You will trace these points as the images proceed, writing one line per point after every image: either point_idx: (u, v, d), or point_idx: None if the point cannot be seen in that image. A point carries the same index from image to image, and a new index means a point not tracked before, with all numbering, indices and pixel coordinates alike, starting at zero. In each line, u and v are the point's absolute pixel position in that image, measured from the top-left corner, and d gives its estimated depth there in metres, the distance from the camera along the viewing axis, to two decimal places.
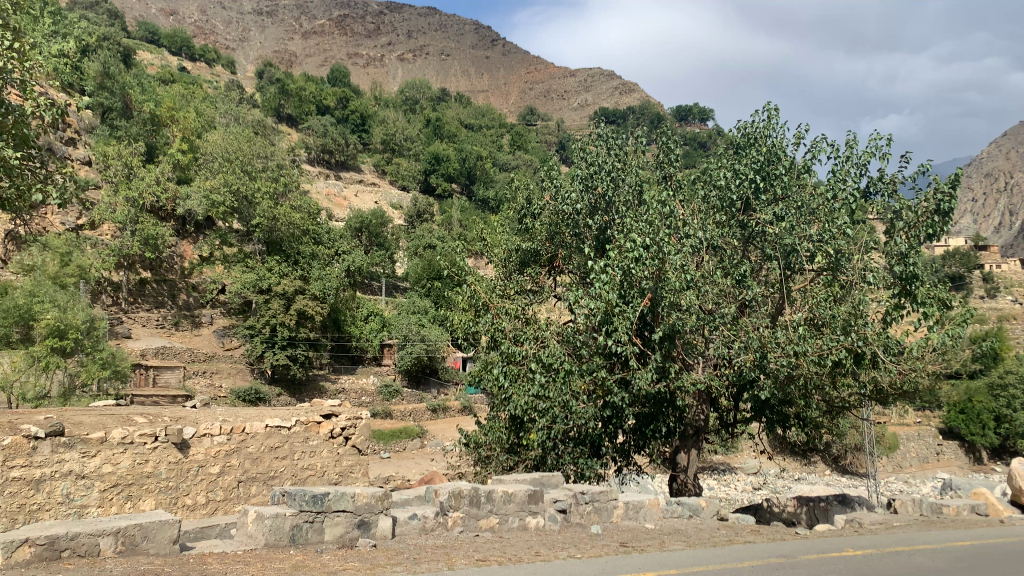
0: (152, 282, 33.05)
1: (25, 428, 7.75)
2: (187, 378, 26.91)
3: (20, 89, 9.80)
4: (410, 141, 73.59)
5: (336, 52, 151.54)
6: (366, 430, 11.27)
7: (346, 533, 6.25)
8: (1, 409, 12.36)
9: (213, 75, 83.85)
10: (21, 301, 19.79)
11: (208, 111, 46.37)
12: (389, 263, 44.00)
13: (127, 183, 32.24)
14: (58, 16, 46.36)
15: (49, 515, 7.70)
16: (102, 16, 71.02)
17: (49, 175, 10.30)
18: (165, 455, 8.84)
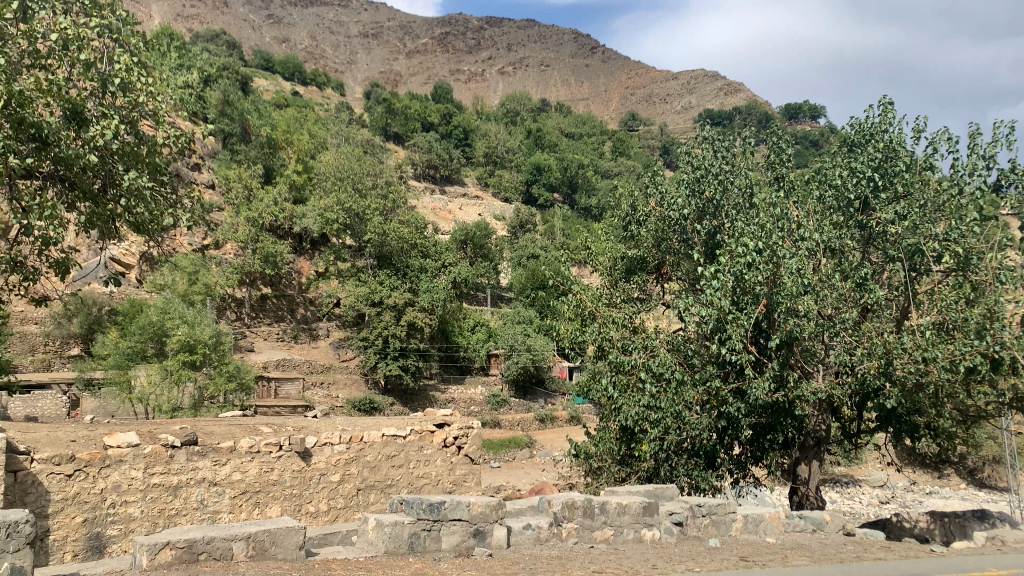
0: (273, 297, 34.72)
1: (163, 437, 8.26)
2: (306, 389, 28.11)
3: (153, 119, 10.54)
4: (512, 153, 74.37)
5: (438, 69, 154.93)
6: (478, 439, 11.31)
7: (462, 542, 6.32)
8: (142, 420, 13.24)
9: (323, 98, 87.44)
10: (155, 318, 21.21)
11: (319, 133, 48.35)
12: (494, 274, 44.56)
13: (247, 205, 34.05)
14: (183, 51, 49.52)
15: (186, 519, 8.18)
16: (222, 48, 75.32)
17: (180, 200, 11.00)
18: (290, 463, 9.21)
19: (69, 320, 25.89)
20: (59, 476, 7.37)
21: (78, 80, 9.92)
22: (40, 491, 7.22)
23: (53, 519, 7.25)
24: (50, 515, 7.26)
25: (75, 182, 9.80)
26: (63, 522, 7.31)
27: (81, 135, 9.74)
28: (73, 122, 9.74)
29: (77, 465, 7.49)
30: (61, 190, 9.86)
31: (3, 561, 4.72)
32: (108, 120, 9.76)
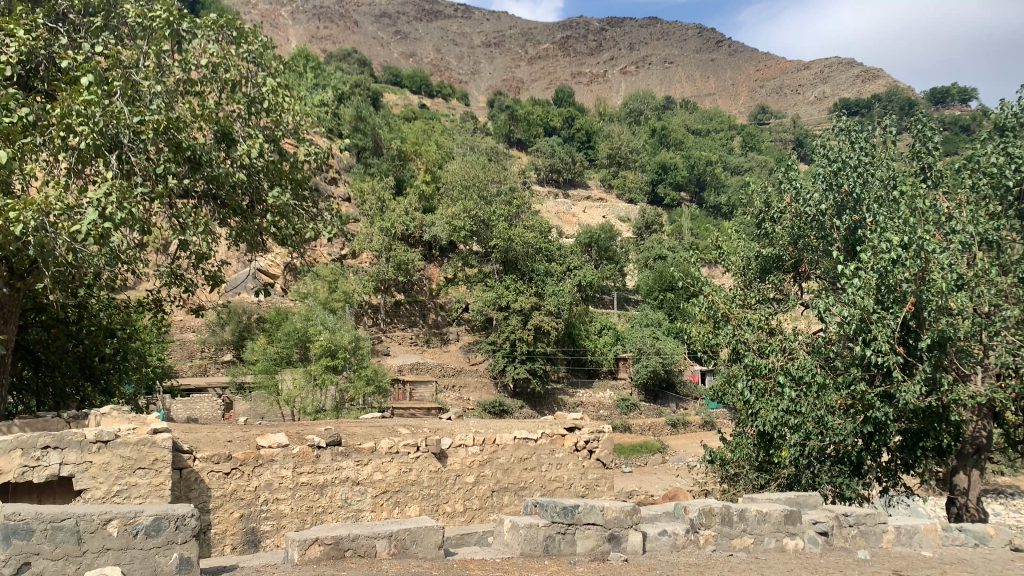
0: (406, 303, 35.91)
1: (309, 438, 8.69)
2: (438, 391, 28.96)
3: (294, 138, 11.15)
4: (637, 153, 73.51)
5: (559, 74, 155.52)
6: (608, 444, 11.21)
7: (598, 546, 6.31)
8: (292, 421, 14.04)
9: (449, 109, 89.78)
10: (299, 325, 22.38)
11: (446, 143, 49.63)
12: (621, 276, 44.20)
13: (380, 216, 35.46)
14: (319, 71, 52.15)
15: (332, 517, 8.57)
16: (354, 66, 78.79)
17: (320, 212, 11.57)
18: (427, 464, 9.45)
19: (222, 328, 27.74)
20: (218, 474, 7.90)
21: (228, 103, 10.67)
22: (202, 488, 7.78)
23: (214, 514, 7.80)
24: (211, 510, 7.80)
25: (226, 199, 10.54)
26: (223, 516, 7.86)
27: (231, 154, 10.46)
28: (223, 142, 10.48)
29: (234, 463, 8.01)
30: (214, 207, 10.60)
31: (173, 551, 5.21)
32: (254, 140, 10.45)
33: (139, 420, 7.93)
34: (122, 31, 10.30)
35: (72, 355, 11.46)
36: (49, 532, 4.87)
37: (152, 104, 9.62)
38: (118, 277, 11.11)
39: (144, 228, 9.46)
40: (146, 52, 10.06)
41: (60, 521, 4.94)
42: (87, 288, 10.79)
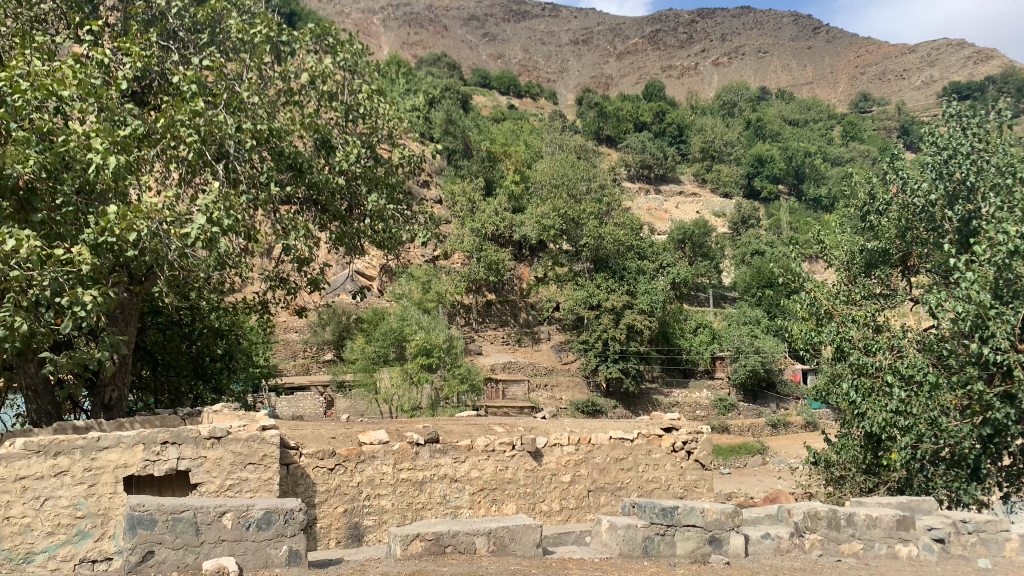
0: (497, 303, 36.23)
1: (408, 435, 8.86)
2: (531, 390, 29.21)
3: (389, 142, 11.40)
4: (731, 146, 71.77)
5: (649, 69, 153.52)
6: (707, 445, 10.97)
7: (698, 548, 6.21)
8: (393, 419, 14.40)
9: (538, 108, 90.00)
10: (395, 325, 22.92)
11: (535, 142, 49.76)
12: (716, 273, 43.27)
13: (471, 216, 35.94)
14: (411, 76, 53.21)
15: (431, 513, 8.73)
16: (444, 69, 80.03)
17: (414, 215, 11.79)
18: (523, 462, 9.48)
19: (323, 328, 28.73)
20: (322, 469, 8.17)
21: (325, 111, 11.02)
22: (308, 483, 8.07)
23: (320, 508, 8.10)
24: (317, 504, 8.11)
25: (326, 204, 10.89)
26: (327, 511, 8.13)
27: (329, 160, 10.80)
28: (322, 150, 10.84)
29: (337, 460, 8.27)
30: (314, 213, 10.96)
31: (282, 544, 5.68)
32: (351, 146, 10.76)
33: (248, 417, 8.28)
34: (226, 45, 10.79)
35: (186, 355, 12.08)
36: (170, 523, 5.42)
37: (255, 114, 10.04)
38: (227, 281, 11.66)
39: (250, 233, 9.88)
40: (248, 64, 10.50)
41: (179, 512, 5.48)
42: (199, 291, 11.37)
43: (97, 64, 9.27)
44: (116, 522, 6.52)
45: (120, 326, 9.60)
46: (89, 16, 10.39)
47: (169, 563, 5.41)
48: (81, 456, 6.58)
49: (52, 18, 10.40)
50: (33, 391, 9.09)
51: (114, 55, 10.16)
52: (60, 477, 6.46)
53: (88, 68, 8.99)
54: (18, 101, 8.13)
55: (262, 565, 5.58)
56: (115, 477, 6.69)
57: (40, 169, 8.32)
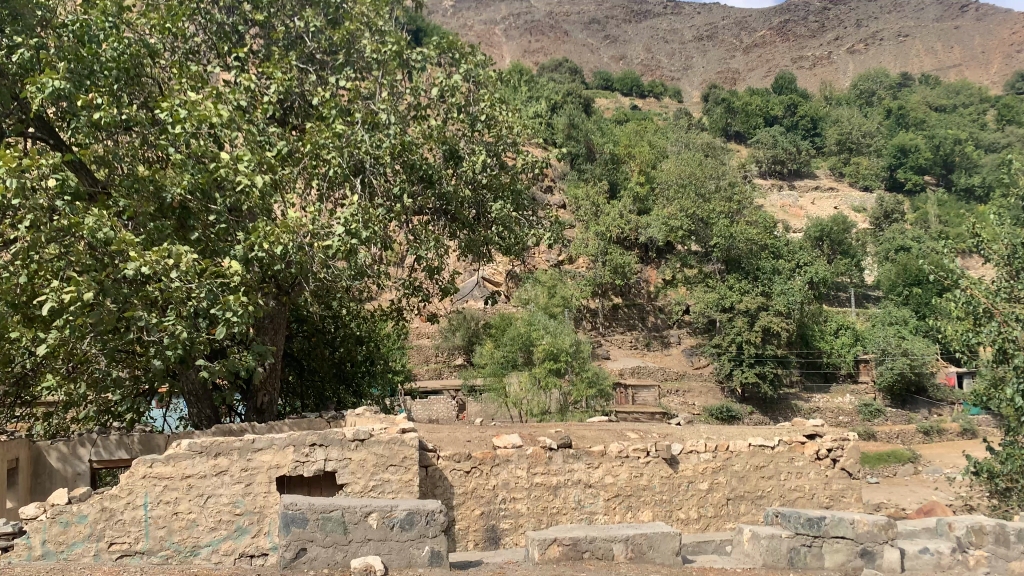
0: (624, 307, 36.00)
1: (542, 439, 8.88)
2: (663, 396, 29.05)
3: (513, 150, 11.48)
4: (870, 136, 67.89)
5: (777, 60, 147.93)
6: (855, 453, 10.34)
7: (847, 561, 6.52)
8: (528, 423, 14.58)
9: (662, 108, 88.63)
10: (523, 330, 23.19)
11: (660, 142, 48.95)
12: (857, 271, 41.10)
13: (596, 220, 35.82)
14: (533, 83, 53.73)
15: (566, 518, 8.76)
16: (565, 74, 80.22)
17: (541, 220, 11.83)
18: (658, 469, 9.32)
19: (453, 334, 29.60)
20: (459, 472, 8.37)
21: (452, 123, 11.24)
22: (446, 484, 8.30)
23: (458, 510, 8.33)
24: (455, 506, 8.34)
25: (455, 214, 11.16)
26: (465, 513, 8.36)
27: (457, 171, 11.04)
28: (450, 161, 11.06)
29: (473, 463, 8.42)
30: (445, 222, 11.26)
31: (425, 545, 5.96)
32: (478, 155, 10.94)
33: (389, 420, 8.57)
34: (360, 65, 11.29)
35: (329, 361, 12.71)
36: (320, 522, 5.85)
37: (387, 129, 10.41)
38: (364, 290, 12.15)
39: (386, 244, 10.26)
40: (381, 82, 10.97)
41: (329, 512, 5.88)
42: (338, 300, 11.91)
43: (244, 89, 9.84)
44: (270, 520, 6.98)
45: (269, 335, 10.21)
46: (237, 45, 11.13)
47: (320, 559, 5.84)
48: (238, 457, 7.06)
49: (203, 48, 11.14)
50: (194, 395, 9.87)
51: (259, 80, 10.79)
52: (221, 476, 6.99)
53: (237, 94, 9.58)
54: (177, 129, 8.81)
55: (405, 564, 5.91)
56: (269, 477, 7.09)
57: (197, 191, 8.99)
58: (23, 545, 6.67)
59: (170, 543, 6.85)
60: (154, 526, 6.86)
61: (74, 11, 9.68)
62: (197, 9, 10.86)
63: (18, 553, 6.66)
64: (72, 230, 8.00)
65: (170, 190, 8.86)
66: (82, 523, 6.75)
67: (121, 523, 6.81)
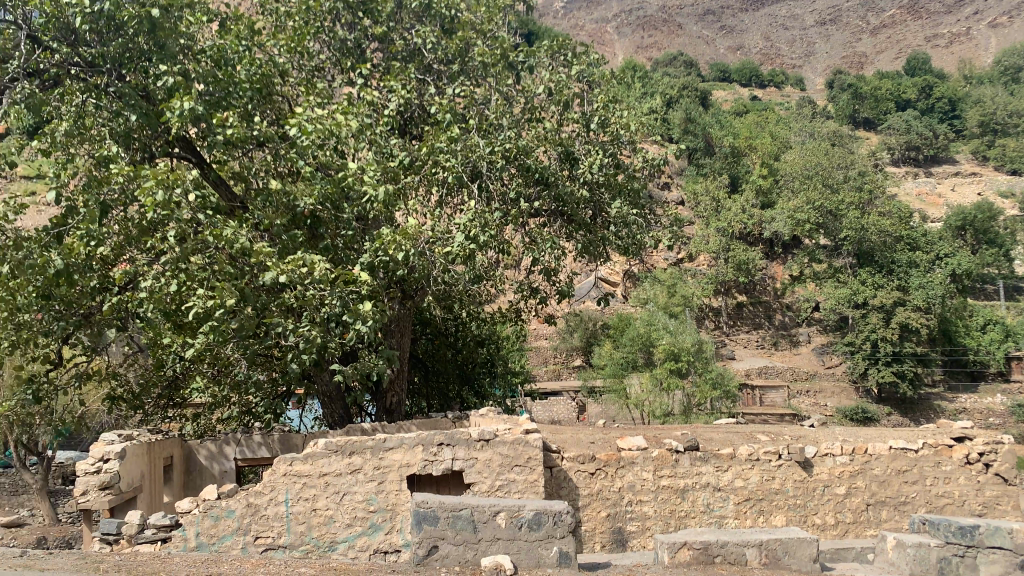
0: (749, 304, 35.03)
1: (668, 441, 8.73)
2: (792, 397, 28.02)
3: (630, 149, 11.36)
4: (1017, 116, 62.89)
5: (909, 40, 139.47)
6: (1011, 457, 9.63)
7: (1005, 571, 6.49)
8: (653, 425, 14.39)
9: (784, 97, 85.29)
10: (644, 330, 22.98)
11: (783, 133, 47.16)
12: (1006, 262, 38.27)
13: (716, 216, 34.94)
14: (647, 80, 52.96)
15: (695, 521, 8.58)
16: (680, 68, 78.51)
17: (660, 219, 11.64)
18: (792, 472, 9.00)
19: (572, 335, 29.71)
20: (584, 473, 8.36)
21: (567, 123, 11.22)
22: (571, 485, 8.32)
23: (584, 511, 8.32)
24: (581, 508, 8.34)
25: (572, 215, 11.15)
26: (591, 515, 8.33)
27: (572, 172, 10.96)
28: (566, 162, 11.00)
29: (598, 464, 8.40)
30: (562, 223, 11.28)
31: (553, 545, 6.03)
32: (594, 155, 10.84)
33: (512, 421, 8.68)
34: (475, 72, 11.51)
35: (452, 363, 13.01)
36: (451, 520, 6.03)
37: (501, 134, 10.53)
38: (485, 292, 12.36)
39: (504, 247, 10.37)
40: (496, 87, 11.13)
41: (458, 510, 6.06)
42: (459, 303, 12.17)
43: (366, 103, 10.18)
44: (403, 517, 7.19)
45: (395, 338, 10.55)
46: (359, 61, 11.57)
47: (452, 557, 6.03)
48: (371, 455, 7.32)
49: (327, 65, 11.65)
50: (328, 397, 10.37)
51: (380, 92, 11.18)
52: (355, 474, 7.27)
53: (360, 107, 9.93)
54: (305, 143, 9.24)
55: (534, 564, 6.00)
56: (400, 476, 7.31)
57: (325, 202, 9.39)
58: (180, 536, 7.27)
59: (311, 538, 7.21)
60: (295, 522, 7.24)
61: (211, 37, 10.34)
62: (321, 28, 11.37)
63: (176, 544, 7.27)
64: (215, 241, 8.51)
65: (301, 202, 9.31)
66: (230, 517, 7.26)
67: (265, 518, 7.25)
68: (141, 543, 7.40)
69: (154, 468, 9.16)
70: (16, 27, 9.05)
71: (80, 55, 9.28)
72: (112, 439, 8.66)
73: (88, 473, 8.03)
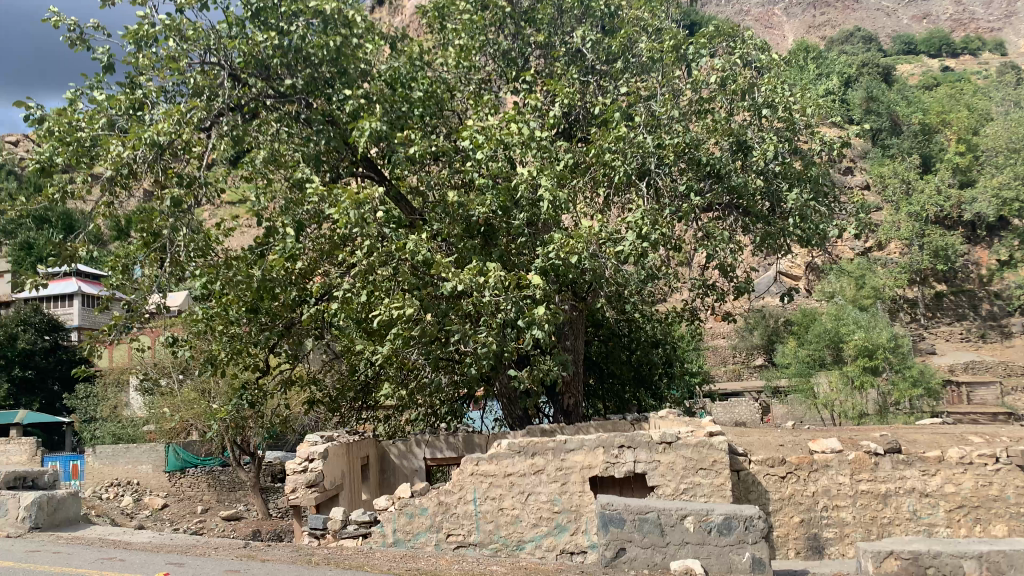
0: (950, 294, 32.42)
1: (865, 444, 8.24)
2: (1005, 394, 25.43)
3: (810, 134, 10.77)
4: None
5: None
6: None
7: None
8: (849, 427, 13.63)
9: (982, 65, 77.49)
10: (831, 326, 21.74)
11: (982, 102, 42.85)
12: None
13: (907, 200, 32.34)
14: (822, 59, 49.98)
15: (900, 530, 8.01)
16: (859, 44, 73.33)
17: (843, 208, 10.97)
18: (1013, 478, 8.05)
19: (751, 333, 28.73)
20: (774, 477, 8.09)
21: (739, 113, 10.78)
22: (761, 490, 8.08)
23: (775, 517, 8.05)
24: (772, 513, 8.06)
25: (748, 207, 10.72)
26: (784, 520, 8.05)
27: (747, 162, 10.54)
28: (739, 153, 10.56)
29: (789, 468, 8.10)
30: (737, 217, 10.92)
31: (745, 551, 5.83)
32: (769, 143, 10.29)
33: (695, 423, 8.52)
34: (638, 68, 11.42)
35: (628, 365, 12.93)
36: (637, 523, 6.05)
37: (670, 128, 10.30)
38: (658, 292, 12.20)
39: (678, 244, 10.15)
40: (660, 82, 10.95)
41: (644, 513, 6.06)
42: (633, 304, 12.10)
43: (532, 108, 10.31)
44: (587, 519, 7.20)
45: (570, 340, 10.65)
46: (523, 69, 11.80)
47: (640, 560, 6.04)
48: (553, 456, 7.41)
49: (494, 77, 11.98)
50: (507, 398, 10.66)
51: (545, 98, 11.36)
52: (539, 475, 7.38)
53: (527, 114, 10.08)
54: (478, 154, 9.54)
55: (726, 569, 5.85)
56: (583, 477, 7.31)
57: (498, 209, 9.66)
58: (379, 532, 7.78)
59: (499, 537, 7.43)
60: (484, 520, 7.50)
61: (386, 59, 10.93)
62: (486, 41, 11.73)
63: (376, 539, 7.80)
64: (398, 254, 8.96)
65: (476, 211, 9.63)
66: (423, 515, 7.68)
67: (456, 516, 7.59)
68: (344, 538, 7.99)
69: (353, 467, 9.83)
70: (219, 68, 9.66)
71: (273, 88, 9.98)
72: (315, 440, 9.36)
73: (296, 472, 8.66)
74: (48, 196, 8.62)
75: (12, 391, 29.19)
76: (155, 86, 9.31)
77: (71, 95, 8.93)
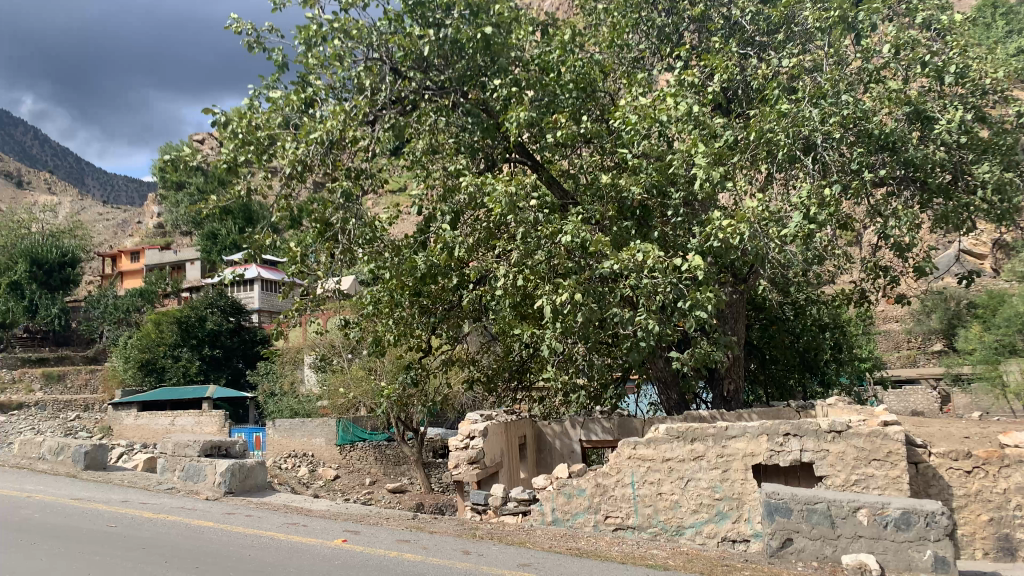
0: None
1: None
2: None
3: (1001, 99, 9.81)
4: None
5: None
6: None
7: None
8: None
9: None
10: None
11: None
12: None
13: None
14: (1012, 14, 45.39)
15: None
16: None
17: None
18: None
19: (930, 316, 26.75)
20: (958, 472, 7.58)
21: (916, 80, 9.98)
22: (942, 484, 7.60)
23: (959, 514, 7.51)
24: (956, 510, 7.53)
25: (927, 181, 9.93)
26: (969, 518, 7.49)
27: (926, 133, 9.72)
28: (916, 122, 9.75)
29: (975, 462, 7.54)
30: (914, 191, 10.14)
31: (926, 548, 5.48)
32: (953, 110, 9.45)
33: (869, 412, 8.09)
34: (802, 38, 10.88)
35: (791, 349, 12.41)
36: (805, 513, 5.85)
37: (838, 99, 9.71)
38: (824, 273, 11.61)
39: (846, 222, 9.61)
40: (826, 52, 10.34)
41: (813, 504, 5.85)
42: (796, 286, 11.58)
43: (688, 85, 10.02)
44: (751, 507, 6.99)
45: (730, 324, 10.38)
46: (677, 45, 11.53)
47: (808, 551, 5.84)
48: (714, 443, 7.27)
49: (647, 54, 11.83)
50: (664, 382, 10.56)
51: (702, 73, 11.05)
52: (698, 461, 7.27)
53: (682, 91, 9.83)
54: (631, 135, 9.43)
55: (905, 567, 5.54)
56: (745, 464, 7.12)
57: (653, 189, 9.51)
58: (539, 510, 7.99)
59: (658, 521, 7.40)
60: (642, 504, 7.49)
61: (539, 44, 11.01)
62: (640, 19, 11.57)
63: (535, 517, 8.01)
64: (553, 237, 9.06)
65: (630, 192, 9.54)
66: (581, 496, 7.78)
67: (614, 499, 7.63)
68: (505, 514, 8.29)
69: (511, 446, 10.10)
70: (380, 63, 10.09)
71: (431, 79, 10.29)
72: (476, 419, 9.71)
73: (458, 448, 9.02)
74: (235, 192, 9.35)
75: (204, 367, 32.11)
76: (323, 84, 9.84)
77: (251, 97, 9.63)
